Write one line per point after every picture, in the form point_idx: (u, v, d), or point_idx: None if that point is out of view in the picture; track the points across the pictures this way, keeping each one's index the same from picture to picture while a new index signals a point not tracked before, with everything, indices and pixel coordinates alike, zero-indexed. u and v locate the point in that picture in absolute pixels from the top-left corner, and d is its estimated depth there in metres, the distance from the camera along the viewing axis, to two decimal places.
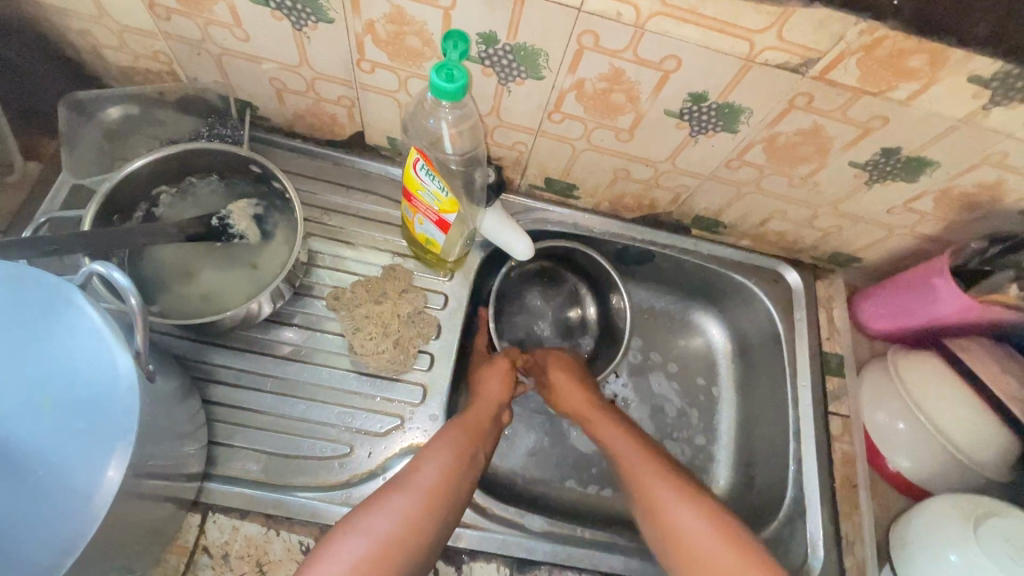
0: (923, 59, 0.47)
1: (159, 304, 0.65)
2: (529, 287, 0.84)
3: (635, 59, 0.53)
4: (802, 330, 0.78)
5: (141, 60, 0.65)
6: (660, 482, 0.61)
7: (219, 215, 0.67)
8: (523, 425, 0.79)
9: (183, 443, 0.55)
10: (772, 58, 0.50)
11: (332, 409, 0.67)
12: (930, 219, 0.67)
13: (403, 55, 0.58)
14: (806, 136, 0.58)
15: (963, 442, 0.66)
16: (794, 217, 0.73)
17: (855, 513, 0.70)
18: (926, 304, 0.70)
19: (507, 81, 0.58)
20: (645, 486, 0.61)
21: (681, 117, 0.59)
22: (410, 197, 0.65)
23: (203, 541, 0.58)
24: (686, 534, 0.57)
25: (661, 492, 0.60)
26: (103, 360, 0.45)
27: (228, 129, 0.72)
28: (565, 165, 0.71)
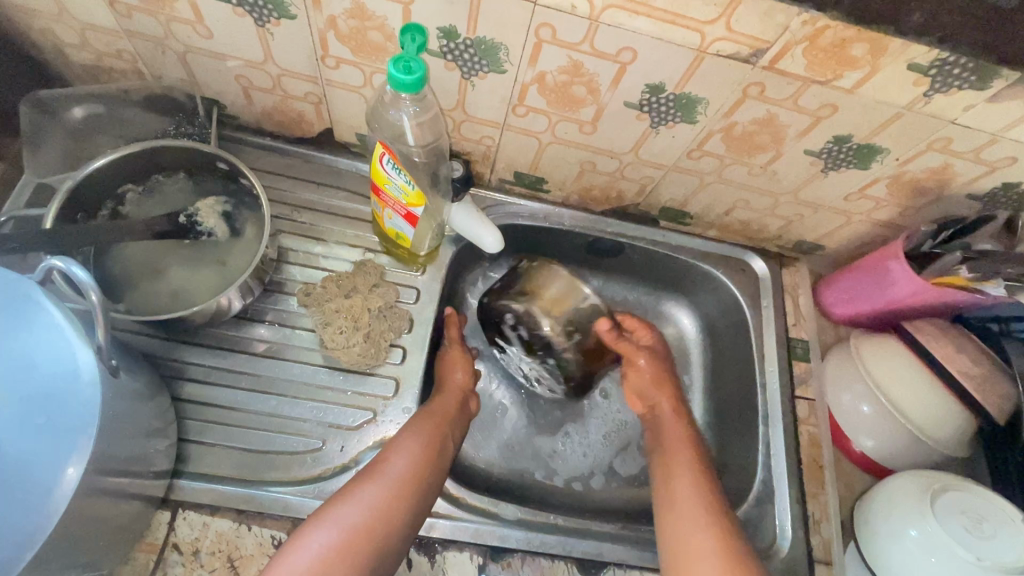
0: (864, 48, 0.49)
1: (126, 302, 0.64)
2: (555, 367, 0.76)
3: (592, 51, 0.54)
4: (768, 316, 0.80)
5: (105, 58, 0.65)
6: (688, 481, 0.64)
7: (187, 212, 0.67)
8: (497, 417, 0.80)
9: (150, 439, 0.54)
10: (723, 49, 0.51)
11: (304, 404, 0.67)
12: (885, 205, 0.69)
13: (366, 50, 0.59)
14: (761, 125, 0.60)
15: (921, 420, 0.68)
16: (756, 206, 0.75)
17: (822, 493, 0.72)
18: (884, 287, 0.73)
19: (470, 75, 0.59)
20: (671, 483, 0.65)
21: (641, 109, 0.60)
22: (379, 191, 0.65)
23: (173, 538, 0.58)
24: (683, 526, 0.60)
25: (683, 489, 0.63)
26: (64, 356, 0.45)
27: (194, 127, 0.72)
28: (532, 158, 0.72)
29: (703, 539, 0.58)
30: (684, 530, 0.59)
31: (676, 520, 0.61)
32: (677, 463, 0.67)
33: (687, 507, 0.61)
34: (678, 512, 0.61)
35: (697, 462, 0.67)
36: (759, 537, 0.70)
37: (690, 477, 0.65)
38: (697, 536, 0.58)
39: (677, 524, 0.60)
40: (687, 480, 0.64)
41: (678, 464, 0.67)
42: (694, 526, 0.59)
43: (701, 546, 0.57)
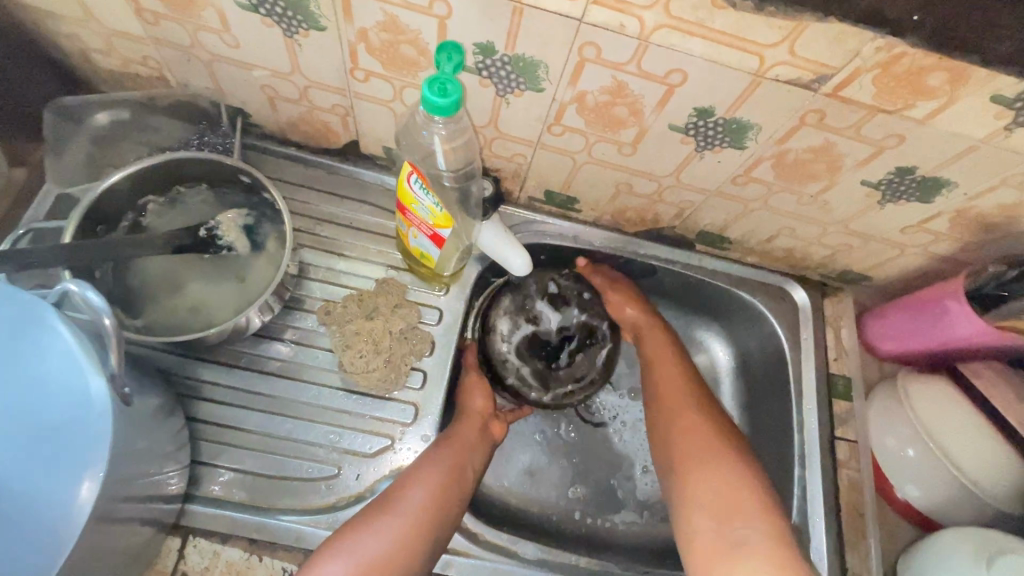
0: (942, 77, 0.44)
1: (144, 317, 0.63)
2: (588, 326, 0.75)
3: (639, 72, 0.50)
4: (809, 350, 0.76)
5: (130, 65, 0.64)
6: (681, 394, 0.69)
7: (207, 226, 0.64)
8: (517, 445, 0.76)
9: (165, 463, 0.53)
10: (783, 73, 0.47)
11: (319, 428, 0.65)
12: (945, 240, 0.64)
13: (398, 64, 0.56)
14: (816, 153, 0.56)
15: (974, 472, 0.63)
16: (802, 234, 0.70)
17: (861, 544, 0.67)
18: (938, 326, 0.68)
19: (506, 92, 0.56)
20: (669, 392, 0.70)
21: (686, 132, 0.56)
22: (404, 210, 0.63)
23: (183, 566, 0.56)
24: (682, 417, 0.66)
25: (676, 402, 0.68)
26: (75, 382, 0.42)
27: (218, 138, 0.70)
28: (565, 177, 0.69)
29: (711, 446, 0.62)
30: (684, 434, 0.64)
31: (676, 430, 0.65)
32: (668, 375, 0.71)
33: (687, 412, 0.66)
34: (675, 424, 0.66)
35: (686, 372, 0.72)
36: None
37: (681, 391, 0.69)
38: (701, 442, 0.63)
39: (678, 434, 0.65)
40: (680, 394, 0.69)
41: (669, 372, 0.71)
42: (697, 435, 0.63)
43: (705, 452, 0.62)
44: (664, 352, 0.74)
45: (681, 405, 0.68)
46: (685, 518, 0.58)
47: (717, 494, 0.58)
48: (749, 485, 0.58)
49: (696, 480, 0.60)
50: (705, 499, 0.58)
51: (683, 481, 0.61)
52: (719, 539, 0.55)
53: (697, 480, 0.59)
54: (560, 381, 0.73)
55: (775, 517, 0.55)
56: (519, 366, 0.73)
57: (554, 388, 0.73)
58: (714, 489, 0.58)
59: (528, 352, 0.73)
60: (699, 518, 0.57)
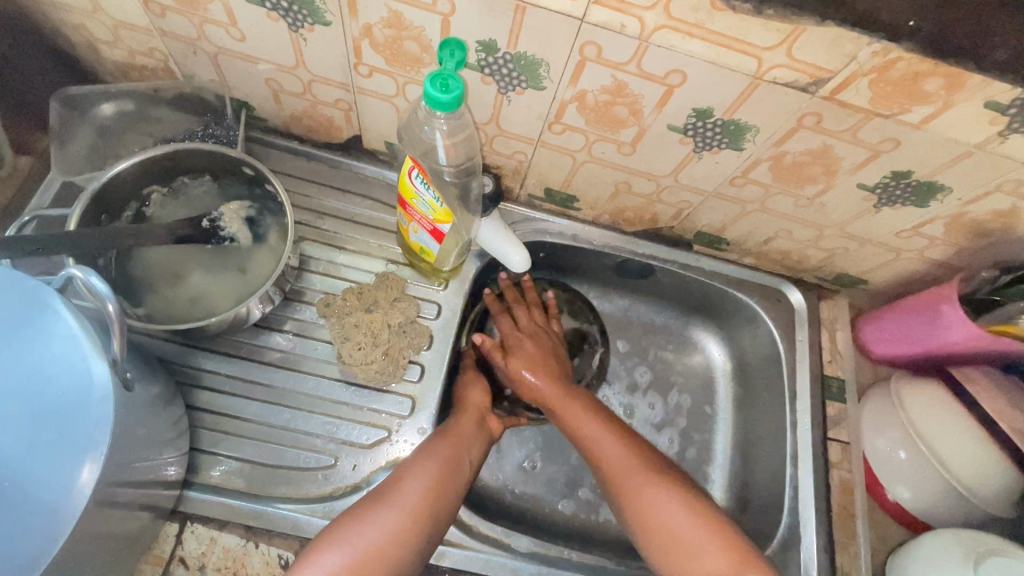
0: (938, 82, 0.45)
1: (145, 306, 0.64)
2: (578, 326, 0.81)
3: (638, 72, 0.51)
4: (803, 351, 0.76)
5: (136, 56, 0.64)
6: (619, 459, 0.62)
7: (210, 217, 0.66)
8: (513, 439, 0.77)
9: (164, 449, 0.53)
10: (781, 76, 0.48)
11: (317, 418, 0.66)
12: (940, 244, 0.65)
13: (401, 60, 0.56)
14: (814, 156, 0.56)
15: (964, 474, 0.64)
16: (799, 236, 0.71)
17: (851, 544, 0.68)
18: (932, 331, 0.68)
19: (507, 90, 0.57)
20: (601, 458, 0.63)
21: (685, 133, 0.57)
22: (405, 204, 0.63)
23: (180, 552, 0.57)
24: (625, 483, 0.60)
25: (617, 468, 0.61)
26: (77, 367, 0.43)
27: (222, 129, 0.71)
28: (565, 176, 0.69)
29: (675, 516, 0.57)
30: (634, 503, 0.59)
31: (630, 503, 0.59)
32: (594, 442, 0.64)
33: (628, 479, 0.60)
34: (627, 495, 0.60)
35: (610, 427, 0.65)
36: None
37: (619, 453, 0.62)
38: (663, 512, 0.57)
39: (635, 508, 0.59)
40: (617, 459, 0.62)
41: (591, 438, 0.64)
42: (655, 505, 0.58)
43: (671, 524, 0.57)
44: (580, 416, 0.65)
45: (619, 471, 0.61)
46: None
47: (692, 560, 0.55)
48: (718, 537, 0.55)
49: (679, 561, 0.55)
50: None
51: (654, 552, 0.57)
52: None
53: (667, 549, 0.56)
54: None
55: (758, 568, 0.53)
56: None
57: None
58: (698, 565, 0.54)
59: None
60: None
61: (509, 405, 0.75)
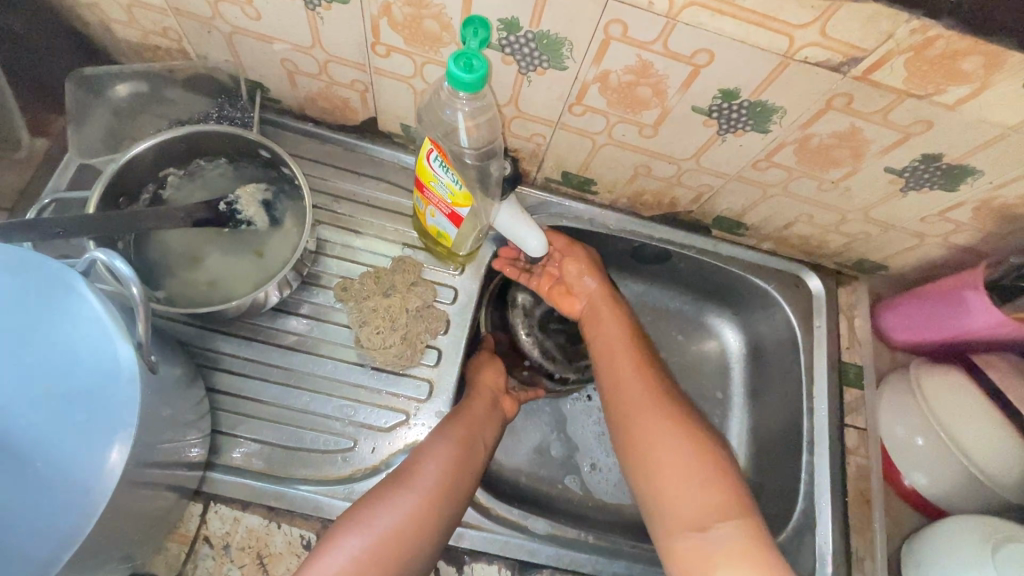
0: (977, 61, 0.44)
1: (164, 289, 0.64)
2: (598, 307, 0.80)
3: (665, 51, 0.50)
4: (821, 338, 0.76)
5: (150, 37, 0.63)
6: (640, 385, 0.64)
7: (227, 200, 0.65)
8: (528, 423, 0.77)
9: (187, 431, 0.54)
10: (812, 55, 0.47)
11: (335, 401, 0.66)
12: (965, 230, 0.64)
13: (420, 40, 0.55)
14: (841, 139, 0.55)
15: (984, 462, 0.64)
16: (820, 221, 0.70)
17: (867, 529, 0.68)
18: (954, 317, 0.68)
19: (528, 70, 0.55)
20: (622, 380, 0.65)
21: (709, 114, 0.56)
22: (423, 188, 0.62)
23: (204, 531, 0.58)
24: (638, 410, 0.62)
25: (634, 392, 0.63)
26: (104, 350, 0.43)
27: (237, 111, 0.70)
28: (584, 158, 0.68)
29: (677, 448, 0.57)
30: (643, 427, 0.60)
31: (634, 425, 0.61)
32: (621, 362, 0.66)
33: (644, 406, 0.62)
34: (636, 417, 0.61)
35: (640, 358, 0.67)
36: (796, 569, 0.68)
37: (641, 379, 0.64)
38: (663, 442, 0.58)
39: (637, 431, 0.60)
40: (635, 384, 0.64)
41: (619, 359, 0.67)
42: (655, 430, 0.59)
43: (666, 453, 0.57)
44: (615, 336, 0.69)
45: (637, 395, 0.63)
46: (660, 528, 0.55)
47: (686, 498, 0.55)
48: (717, 482, 0.55)
49: (666, 488, 0.56)
50: (677, 508, 0.55)
51: (651, 480, 0.57)
52: (694, 554, 0.51)
53: (666, 482, 0.56)
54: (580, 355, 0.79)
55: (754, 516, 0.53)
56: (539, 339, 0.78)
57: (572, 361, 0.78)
58: (683, 497, 0.55)
59: (544, 322, 0.79)
60: (675, 531, 0.54)
61: (528, 374, 0.77)
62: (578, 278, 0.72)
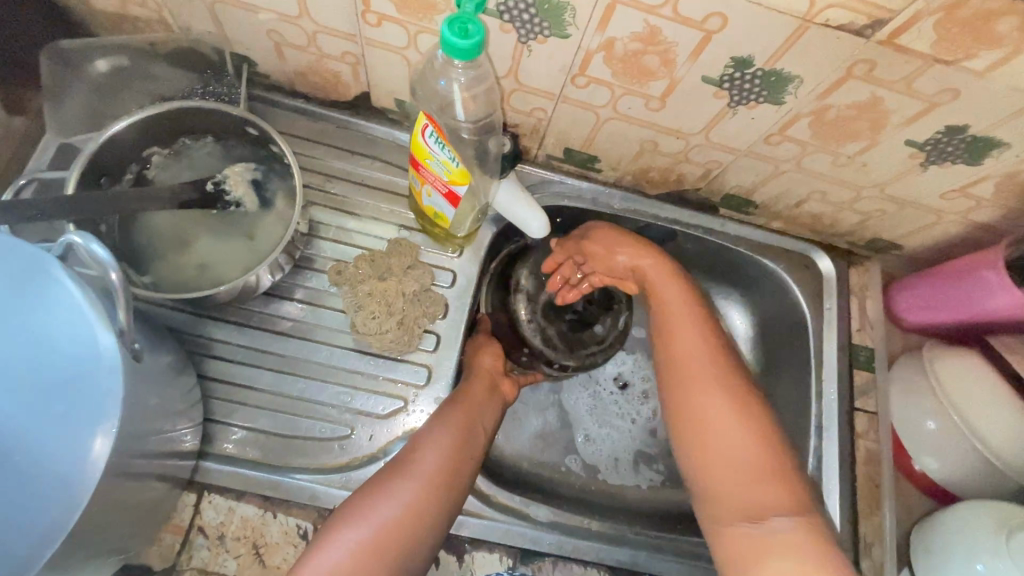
0: (1012, 23, 0.40)
1: (151, 274, 0.62)
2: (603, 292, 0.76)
3: (674, 16, 0.46)
4: (831, 320, 0.73)
5: (129, 7, 0.60)
6: (700, 362, 0.59)
7: (215, 180, 0.63)
8: (529, 408, 0.75)
9: (177, 420, 0.52)
10: (834, 18, 0.43)
11: (332, 388, 0.64)
12: (987, 207, 0.61)
13: (413, 6, 0.52)
14: (860, 110, 0.52)
15: (998, 446, 0.62)
16: (834, 199, 0.67)
17: (876, 515, 0.67)
18: (971, 297, 0.65)
19: (528, 39, 0.52)
20: (683, 356, 0.60)
21: (720, 85, 0.53)
22: (418, 165, 0.60)
23: (198, 521, 0.56)
24: (700, 391, 0.58)
25: (693, 369, 0.59)
26: (84, 339, 0.41)
27: (223, 87, 0.67)
28: (587, 134, 0.65)
29: (734, 434, 0.55)
30: (704, 409, 0.57)
31: (690, 405, 0.58)
32: (683, 336, 0.61)
33: (706, 387, 0.58)
34: (690, 396, 0.58)
35: (704, 333, 0.62)
36: None
37: (701, 355, 0.60)
38: (720, 427, 0.55)
39: (692, 411, 0.57)
40: (693, 360, 0.60)
41: (681, 333, 0.62)
42: (717, 413, 0.56)
43: (729, 440, 0.54)
44: (676, 306, 0.63)
45: (699, 374, 0.59)
46: (711, 511, 0.54)
47: (745, 486, 0.52)
48: (781, 473, 0.52)
49: (722, 474, 0.54)
50: (730, 494, 0.53)
51: (708, 465, 0.55)
52: (747, 543, 0.50)
53: (728, 469, 0.53)
54: (583, 344, 0.74)
55: (804, 508, 0.50)
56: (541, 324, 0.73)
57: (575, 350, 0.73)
58: (739, 484, 0.53)
59: (547, 306, 0.74)
60: (726, 517, 0.52)
61: (527, 359, 0.73)
62: (611, 258, 0.67)
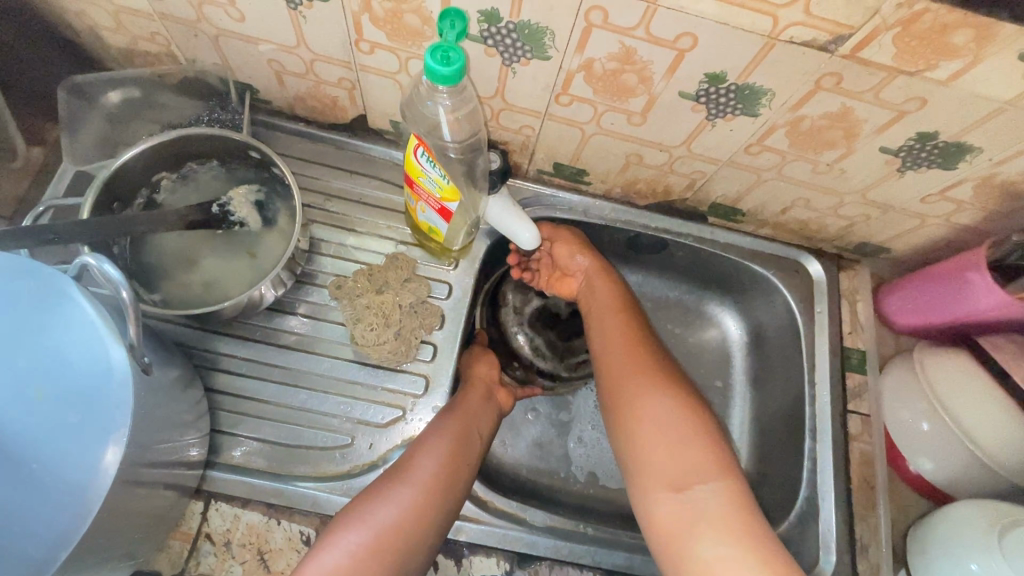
0: (968, 34, 0.42)
1: (160, 292, 0.65)
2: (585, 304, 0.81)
3: (646, 37, 0.49)
4: (822, 323, 0.74)
5: (139, 42, 0.64)
6: (627, 349, 0.65)
7: (220, 202, 0.66)
8: (526, 416, 0.77)
9: (184, 431, 0.54)
10: (797, 35, 0.46)
11: (332, 398, 0.67)
12: (968, 209, 0.62)
13: (402, 35, 0.55)
14: (833, 119, 0.54)
15: (990, 447, 0.62)
16: (818, 205, 0.69)
17: (872, 516, 0.67)
18: (958, 299, 0.66)
19: (511, 61, 0.55)
20: (613, 348, 0.66)
21: (697, 100, 0.55)
22: (412, 183, 0.62)
23: (206, 528, 0.59)
24: (628, 376, 0.62)
25: (623, 357, 0.64)
26: (96, 354, 0.44)
27: (227, 113, 0.70)
28: (574, 149, 0.68)
29: (658, 411, 0.58)
30: (629, 393, 0.60)
31: (620, 389, 0.61)
32: (614, 329, 0.67)
33: (633, 372, 0.62)
34: (620, 382, 0.62)
35: (633, 325, 0.67)
36: (799, 557, 0.67)
37: (628, 344, 0.65)
38: (649, 407, 0.58)
39: (624, 396, 0.61)
40: (623, 351, 0.65)
41: (612, 327, 0.67)
42: (641, 395, 0.60)
43: (652, 416, 0.58)
44: (607, 303, 0.70)
45: (627, 361, 0.63)
46: (640, 489, 0.56)
47: (669, 459, 0.55)
48: (705, 446, 0.55)
49: (647, 451, 0.56)
50: (657, 470, 0.55)
51: (635, 444, 0.58)
52: (675, 516, 0.52)
53: (651, 445, 0.56)
54: (572, 353, 0.80)
55: (737, 482, 0.54)
56: (530, 337, 0.79)
57: (564, 359, 0.80)
58: (664, 458, 0.55)
59: (535, 321, 0.80)
60: (657, 494, 0.54)
61: (523, 373, 0.78)
62: (570, 259, 0.72)
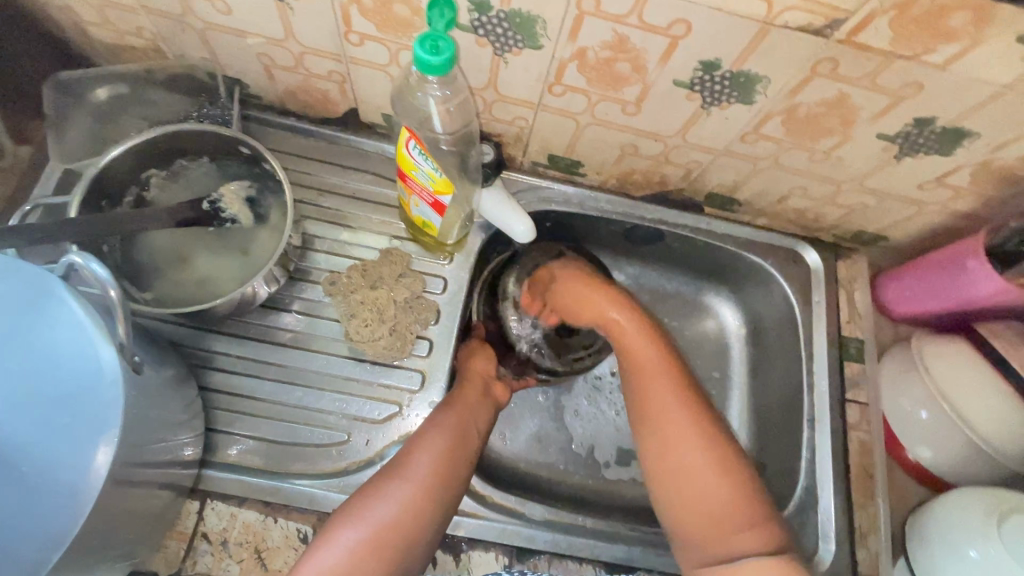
0: (966, 17, 0.42)
1: (152, 290, 0.64)
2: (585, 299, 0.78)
3: (640, 24, 0.48)
4: (820, 313, 0.74)
5: (125, 37, 0.63)
6: (672, 408, 0.60)
7: (210, 199, 0.65)
8: (525, 407, 0.77)
9: (178, 431, 0.54)
10: (793, 20, 0.45)
11: (328, 396, 0.66)
12: (965, 195, 0.62)
13: (391, 25, 0.54)
14: (830, 106, 0.53)
15: (988, 433, 0.62)
16: (814, 194, 0.68)
17: (870, 505, 0.67)
18: (955, 286, 0.66)
19: (503, 51, 0.54)
20: (656, 407, 0.60)
21: (691, 88, 0.54)
22: (404, 177, 0.61)
23: (202, 527, 0.58)
24: (675, 443, 0.58)
25: (668, 419, 0.59)
26: (86, 353, 0.43)
27: (217, 109, 0.69)
28: (569, 140, 0.67)
29: (708, 482, 0.55)
30: (678, 464, 0.57)
31: (666, 457, 0.58)
32: (654, 382, 0.62)
33: (681, 438, 0.58)
34: (666, 446, 0.58)
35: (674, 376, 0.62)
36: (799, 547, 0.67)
37: (674, 402, 0.60)
38: (700, 479, 0.56)
39: (671, 465, 0.57)
40: (667, 410, 0.60)
41: (652, 379, 0.62)
42: (691, 464, 0.57)
43: (704, 488, 0.55)
44: (642, 348, 0.65)
45: (672, 424, 0.59)
46: (690, 558, 0.55)
47: (724, 536, 0.53)
48: (756, 517, 0.54)
49: (700, 525, 0.55)
50: (709, 543, 0.54)
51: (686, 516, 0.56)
52: None
53: (706, 519, 0.54)
54: (571, 350, 0.77)
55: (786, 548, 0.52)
56: (528, 332, 0.76)
57: (562, 356, 0.76)
58: (719, 534, 0.54)
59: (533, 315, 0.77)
60: (709, 567, 0.53)
61: (517, 365, 0.75)
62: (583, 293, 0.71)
